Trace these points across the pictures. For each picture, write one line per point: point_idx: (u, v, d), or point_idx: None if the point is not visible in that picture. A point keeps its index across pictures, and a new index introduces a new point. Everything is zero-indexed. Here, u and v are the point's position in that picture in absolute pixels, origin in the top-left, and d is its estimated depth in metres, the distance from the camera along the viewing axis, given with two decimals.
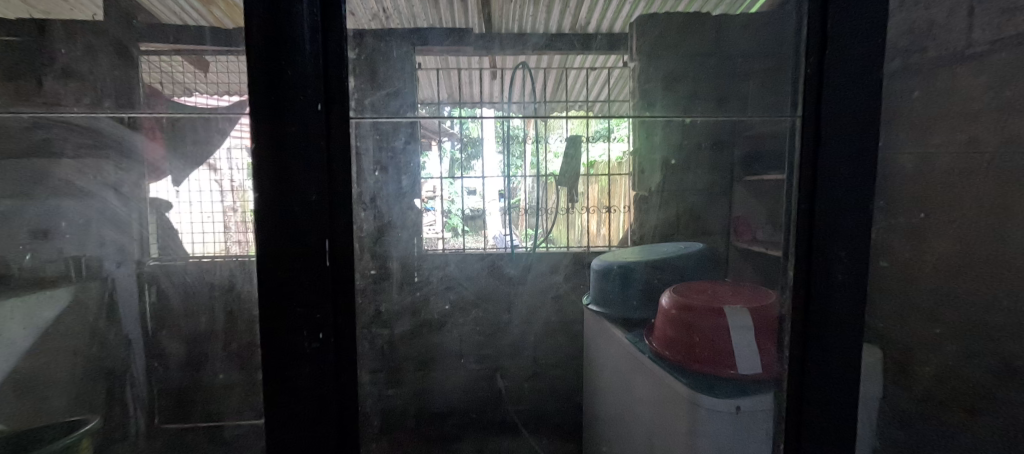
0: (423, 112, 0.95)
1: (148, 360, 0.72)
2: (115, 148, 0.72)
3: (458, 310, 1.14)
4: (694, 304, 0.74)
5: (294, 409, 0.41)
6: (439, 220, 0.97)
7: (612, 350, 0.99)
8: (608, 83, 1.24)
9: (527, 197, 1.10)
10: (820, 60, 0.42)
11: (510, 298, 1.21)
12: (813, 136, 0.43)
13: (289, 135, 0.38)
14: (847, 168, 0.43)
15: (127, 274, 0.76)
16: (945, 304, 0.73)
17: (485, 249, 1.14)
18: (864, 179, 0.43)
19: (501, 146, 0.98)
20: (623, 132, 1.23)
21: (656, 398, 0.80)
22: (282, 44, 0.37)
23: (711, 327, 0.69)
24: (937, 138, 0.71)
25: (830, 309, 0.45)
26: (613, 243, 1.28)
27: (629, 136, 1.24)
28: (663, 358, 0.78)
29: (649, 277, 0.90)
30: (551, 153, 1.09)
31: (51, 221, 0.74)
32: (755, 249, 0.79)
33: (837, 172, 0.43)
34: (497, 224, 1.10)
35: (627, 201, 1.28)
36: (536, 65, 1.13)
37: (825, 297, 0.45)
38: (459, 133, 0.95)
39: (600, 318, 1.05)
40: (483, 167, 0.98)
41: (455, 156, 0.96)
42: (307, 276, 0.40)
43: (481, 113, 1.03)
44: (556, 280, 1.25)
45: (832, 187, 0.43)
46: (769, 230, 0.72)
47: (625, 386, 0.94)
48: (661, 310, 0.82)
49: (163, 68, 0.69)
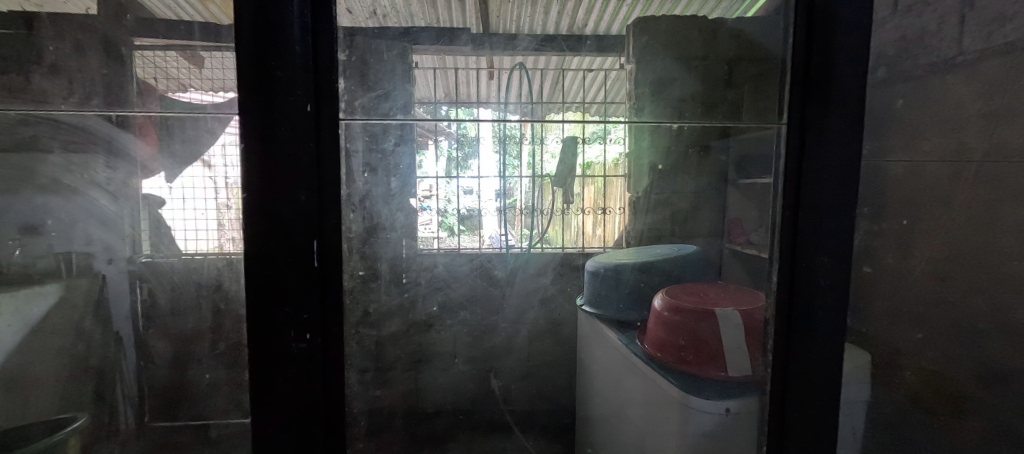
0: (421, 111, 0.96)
1: (135, 359, 0.72)
2: (103, 146, 0.70)
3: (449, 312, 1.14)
4: (687, 307, 0.74)
5: (282, 409, 0.41)
6: (434, 219, 0.98)
7: (605, 351, 0.99)
8: (605, 85, 1.26)
9: (523, 198, 1.12)
10: (805, 73, 0.43)
11: (501, 299, 1.25)
12: (798, 146, 0.44)
13: (278, 134, 0.38)
14: (828, 177, 0.44)
15: (114, 272, 0.75)
16: (932, 309, 0.73)
17: (479, 249, 1.14)
18: (845, 187, 0.44)
19: (499, 145, 0.98)
20: (620, 133, 1.20)
21: (647, 399, 0.80)
22: (272, 45, 0.37)
23: (703, 329, 0.70)
24: (928, 144, 0.72)
25: (814, 313, 0.46)
26: (608, 244, 1.29)
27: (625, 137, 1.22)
28: (654, 359, 0.79)
29: (643, 278, 0.91)
30: (547, 153, 1.12)
31: (37, 218, 0.72)
32: (749, 251, 0.79)
33: (821, 179, 0.44)
34: (493, 224, 1.10)
35: (622, 204, 1.31)
36: (534, 66, 1.18)
37: (807, 301, 0.46)
38: (456, 132, 0.95)
39: (593, 319, 1.05)
40: (480, 167, 0.98)
41: (453, 156, 0.96)
42: (295, 276, 0.40)
43: (478, 114, 1.03)
44: (545, 282, 1.28)
45: (817, 195, 0.44)
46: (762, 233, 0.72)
47: (617, 388, 0.94)
48: (654, 313, 0.82)
49: (157, 63, 0.67)
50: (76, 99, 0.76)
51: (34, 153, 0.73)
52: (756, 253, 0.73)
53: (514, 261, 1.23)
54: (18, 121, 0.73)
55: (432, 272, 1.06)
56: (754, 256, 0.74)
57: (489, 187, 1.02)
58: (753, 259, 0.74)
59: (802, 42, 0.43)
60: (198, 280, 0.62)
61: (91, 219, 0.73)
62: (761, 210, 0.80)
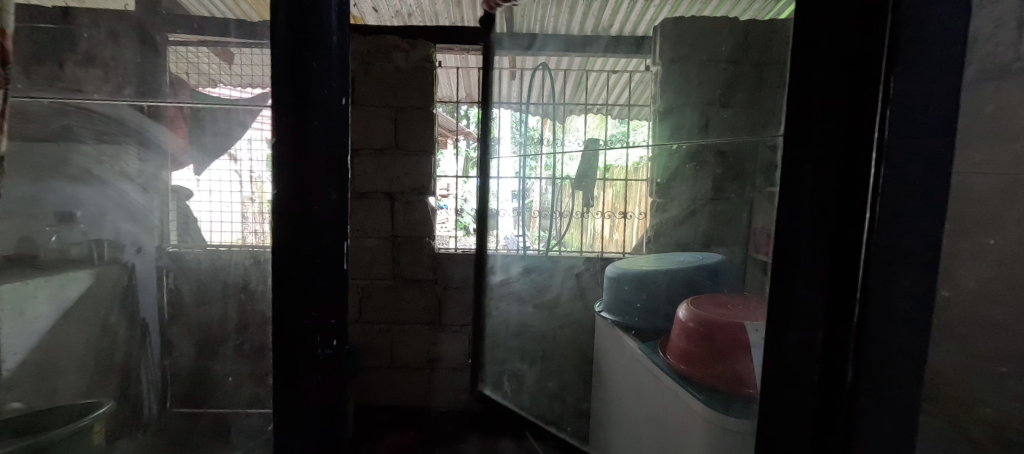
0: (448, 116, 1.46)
1: (183, 342, 0.81)
2: (132, 138, 0.76)
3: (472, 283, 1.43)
4: (709, 318, 0.68)
5: (304, 410, 0.40)
6: (450, 216, 1.47)
7: (623, 361, 0.95)
8: (629, 87, 1.34)
9: (539, 199, 1.36)
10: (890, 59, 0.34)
11: (517, 292, 1.41)
12: (843, 150, 0.36)
13: (310, 129, 0.36)
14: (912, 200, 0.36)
15: (145, 260, 0.80)
16: (1004, 337, 0.65)
17: (498, 248, 1.42)
18: (921, 209, 0.36)
19: (515, 147, 1.37)
20: (641, 136, 1.26)
21: (670, 414, 0.76)
22: (307, 36, 0.36)
23: (728, 341, 0.63)
24: (1001, 153, 0.64)
25: (888, 354, 0.37)
26: (626, 250, 1.29)
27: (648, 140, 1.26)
28: (676, 370, 0.73)
29: (663, 286, 0.88)
30: (566, 156, 1.32)
31: (68, 207, 0.76)
32: (752, 258, 0.75)
33: (905, 197, 0.36)
34: (508, 226, 1.41)
35: (643, 208, 1.28)
36: (557, 67, 1.42)
37: (877, 348, 0.37)
38: (474, 135, 1.44)
39: (612, 326, 1.01)
40: (497, 167, 1.38)
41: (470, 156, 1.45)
42: (322, 279, 0.39)
43: (497, 115, 1.43)
44: (556, 281, 1.36)
45: (898, 215, 0.36)
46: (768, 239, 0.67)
47: (636, 400, 0.90)
48: (677, 322, 0.77)
49: (189, 58, 0.81)
50: (106, 88, 0.81)
51: (64, 143, 0.75)
52: (761, 259, 0.71)
53: (530, 265, 1.39)
54: (56, 110, 0.77)
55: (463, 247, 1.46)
56: (758, 262, 0.71)
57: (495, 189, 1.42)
58: (759, 265, 0.70)
59: (841, 26, 0.37)
60: (224, 277, 0.62)
61: (124, 213, 0.78)
62: (762, 215, 0.81)
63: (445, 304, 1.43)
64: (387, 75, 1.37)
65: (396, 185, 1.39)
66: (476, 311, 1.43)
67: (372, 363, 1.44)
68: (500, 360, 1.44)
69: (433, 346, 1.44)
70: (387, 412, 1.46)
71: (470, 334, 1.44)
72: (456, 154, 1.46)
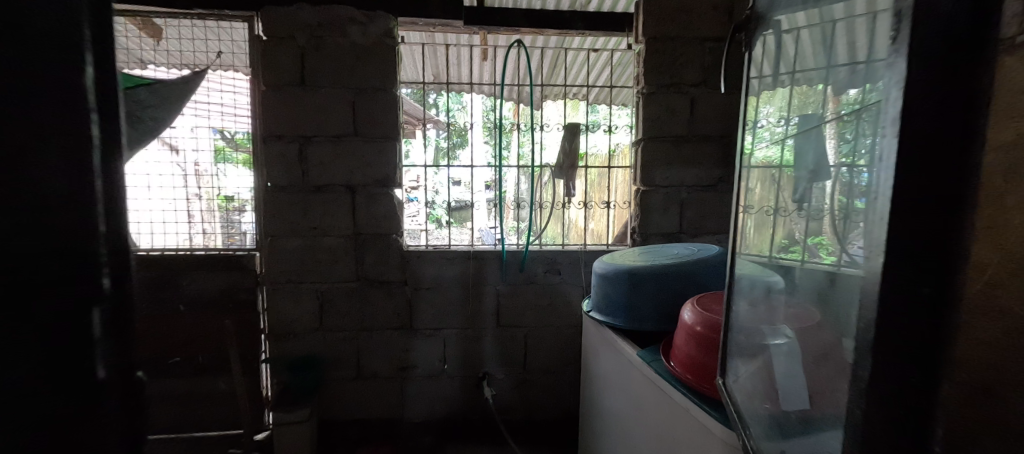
0: (417, 103, 1.35)
1: None
2: None
3: (444, 284, 1.31)
4: (733, 311, 0.56)
5: None
6: (421, 210, 1.36)
7: (616, 365, 0.85)
8: (610, 65, 1.43)
9: (512, 191, 1.37)
10: None
11: (497, 290, 1.32)
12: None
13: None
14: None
15: None
16: None
17: (473, 243, 1.37)
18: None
19: (488, 137, 1.36)
20: (614, 127, 1.37)
21: (672, 429, 0.63)
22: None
23: (745, 329, 0.53)
24: None
25: None
26: (601, 239, 1.38)
27: (618, 132, 1.37)
28: (685, 383, 0.62)
29: (657, 283, 0.81)
30: (538, 144, 1.36)
31: None
32: (813, 270, 0.36)
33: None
34: (483, 218, 1.37)
35: (617, 197, 1.38)
36: (532, 45, 1.46)
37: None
38: (444, 123, 1.34)
39: (603, 327, 0.91)
40: (464, 156, 1.35)
41: (440, 145, 1.34)
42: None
43: (465, 101, 1.36)
44: (537, 271, 1.32)
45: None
46: (844, 222, 0.29)
47: (632, 410, 0.77)
48: (682, 326, 0.68)
49: None
50: None
51: None
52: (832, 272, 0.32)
53: (509, 261, 1.31)
54: None
55: (443, 244, 1.35)
56: (820, 275, 0.35)
57: (467, 179, 1.36)
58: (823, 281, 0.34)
59: None
60: None
61: None
62: (816, 201, 0.35)
63: (417, 307, 1.30)
64: (342, 53, 1.21)
65: (357, 177, 1.24)
66: (452, 312, 1.32)
67: (339, 373, 1.31)
68: (479, 364, 1.35)
69: (405, 353, 1.31)
70: (356, 427, 1.33)
71: (445, 338, 1.33)
72: (425, 144, 1.34)
